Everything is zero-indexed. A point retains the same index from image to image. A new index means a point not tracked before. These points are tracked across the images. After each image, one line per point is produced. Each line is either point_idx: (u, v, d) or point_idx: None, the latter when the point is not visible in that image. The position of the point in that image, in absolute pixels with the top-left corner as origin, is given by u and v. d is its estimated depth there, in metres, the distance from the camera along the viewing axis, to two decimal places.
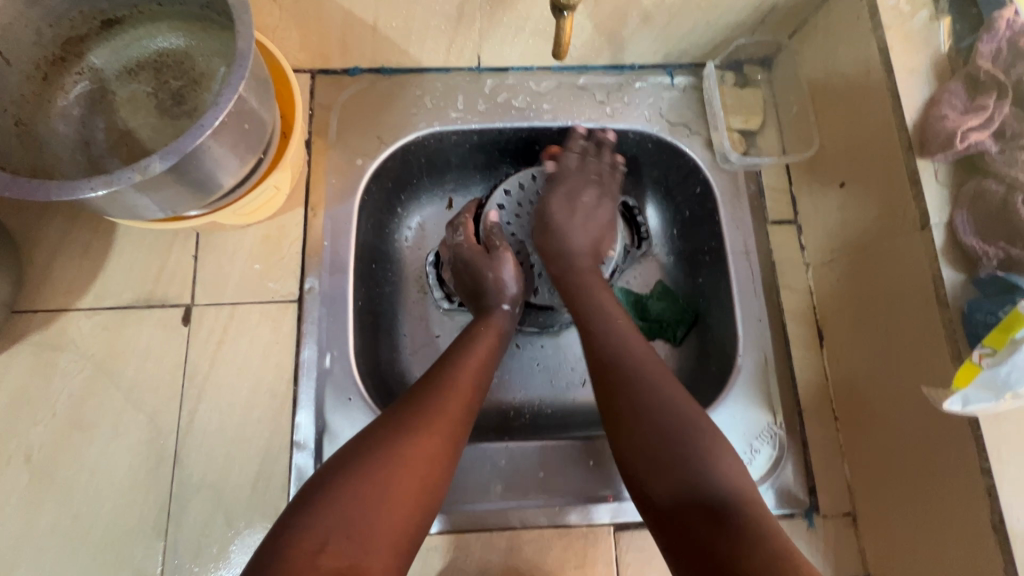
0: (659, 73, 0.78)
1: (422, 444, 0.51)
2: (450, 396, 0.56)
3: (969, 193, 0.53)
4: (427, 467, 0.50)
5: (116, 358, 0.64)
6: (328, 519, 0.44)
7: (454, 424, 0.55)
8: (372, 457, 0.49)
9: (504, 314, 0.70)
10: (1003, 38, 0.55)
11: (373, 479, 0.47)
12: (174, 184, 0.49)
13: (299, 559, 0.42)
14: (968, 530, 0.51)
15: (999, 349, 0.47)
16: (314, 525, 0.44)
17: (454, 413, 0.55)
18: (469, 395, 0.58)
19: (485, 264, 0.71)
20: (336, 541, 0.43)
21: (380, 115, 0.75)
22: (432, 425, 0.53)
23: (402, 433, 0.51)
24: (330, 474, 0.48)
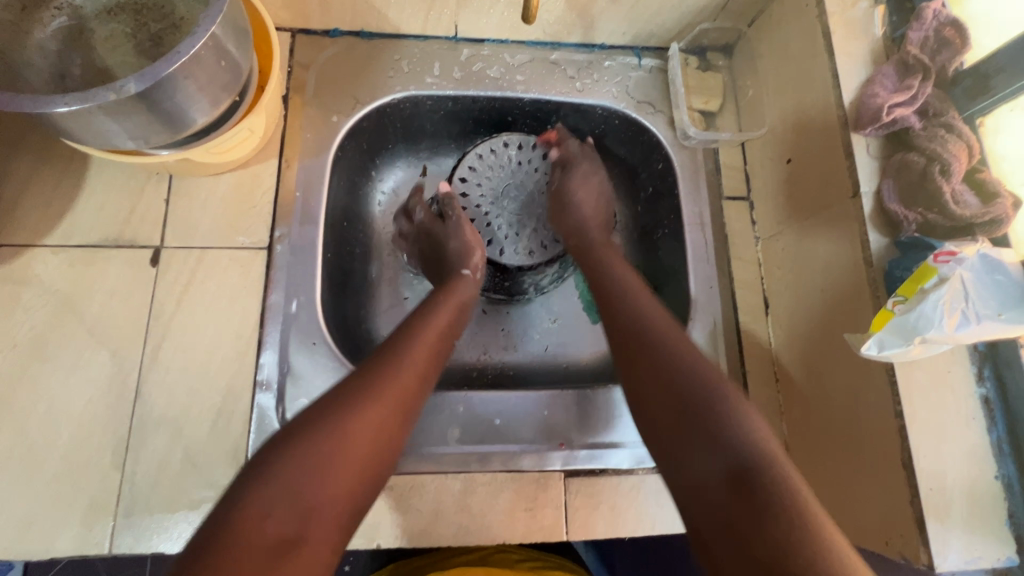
0: (628, 54, 0.83)
1: (374, 414, 0.50)
2: (405, 364, 0.55)
3: (895, 164, 0.58)
4: (381, 435, 0.50)
5: (82, 294, 0.65)
6: (274, 488, 0.44)
7: (409, 391, 0.54)
8: (321, 427, 0.48)
9: (467, 280, 0.69)
10: (930, 27, 0.60)
11: (323, 449, 0.46)
12: (147, 113, 0.51)
13: (248, 525, 0.42)
14: (885, 471, 0.55)
15: (910, 297, 0.50)
16: (259, 491, 0.44)
17: (408, 381, 0.54)
18: (425, 365, 0.57)
19: (443, 233, 0.73)
20: (281, 508, 0.43)
21: (358, 76, 0.77)
22: (385, 394, 0.52)
23: (354, 403, 0.50)
24: (278, 444, 0.47)
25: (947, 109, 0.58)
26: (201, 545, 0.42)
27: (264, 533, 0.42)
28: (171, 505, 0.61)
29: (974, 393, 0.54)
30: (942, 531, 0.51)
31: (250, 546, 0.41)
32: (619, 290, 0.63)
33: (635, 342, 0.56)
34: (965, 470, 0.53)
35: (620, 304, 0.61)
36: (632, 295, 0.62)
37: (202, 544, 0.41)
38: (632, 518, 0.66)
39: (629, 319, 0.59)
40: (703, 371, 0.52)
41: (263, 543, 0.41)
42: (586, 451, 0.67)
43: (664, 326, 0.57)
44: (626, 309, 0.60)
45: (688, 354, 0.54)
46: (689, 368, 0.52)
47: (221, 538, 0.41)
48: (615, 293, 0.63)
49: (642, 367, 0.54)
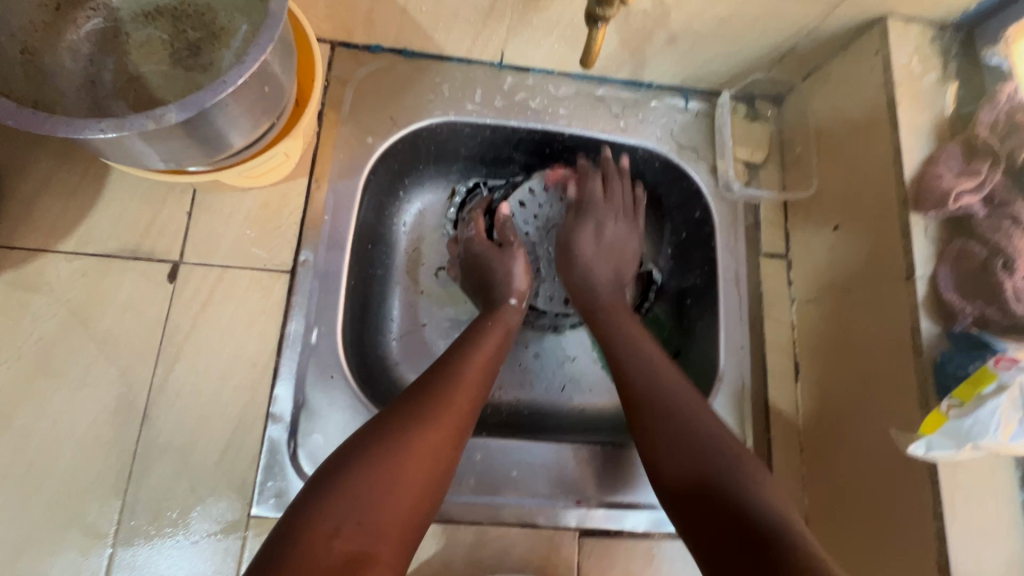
0: (675, 95, 0.80)
1: (433, 434, 0.51)
2: (458, 390, 0.55)
3: (955, 252, 0.56)
4: (437, 458, 0.50)
5: (93, 307, 0.62)
6: (341, 503, 0.44)
7: (461, 424, 0.54)
8: (386, 445, 0.48)
9: (512, 309, 0.68)
10: (1002, 110, 0.57)
11: (387, 464, 0.47)
12: (183, 138, 0.48)
13: (314, 543, 0.42)
14: (915, 571, 0.53)
15: (966, 402, 0.50)
16: (327, 507, 0.44)
17: (462, 404, 0.55)
18: (478, 387, 0.57)
19: (495, 258, 0.71)
20: (348, 526, 0.43)
21: (396, 96, 0.74)
22: (442, 414, 0.53)
23: (413, 421, 0.51)
24: (342, 460, 0.48)
25: (1014, 199, 0.55)
26: (266, 564, 0.41)
27: (331, 552, 0.42)
28: (171, 538, 0.58)
29: (1017, 500, 0.53)
30: None
31: (317, 565, 0.41)
32: (623, 336, 0.64)
33: (645, 413, 0.57)
34: None
35: (626, 356, 0.62)
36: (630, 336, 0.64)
37: (267, 564, 0.41)
38: None
39: (625, 351, 0.63)
40: (689, 407, 0.56)
41: (332, 559, 0.42)
42: (602, 511, 0.65)
43: (668, 371, 0.60)
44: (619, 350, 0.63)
45: (680, 399, 0.57)
46: (702, 435, 0.54)
47: (292, 559, 0.41)
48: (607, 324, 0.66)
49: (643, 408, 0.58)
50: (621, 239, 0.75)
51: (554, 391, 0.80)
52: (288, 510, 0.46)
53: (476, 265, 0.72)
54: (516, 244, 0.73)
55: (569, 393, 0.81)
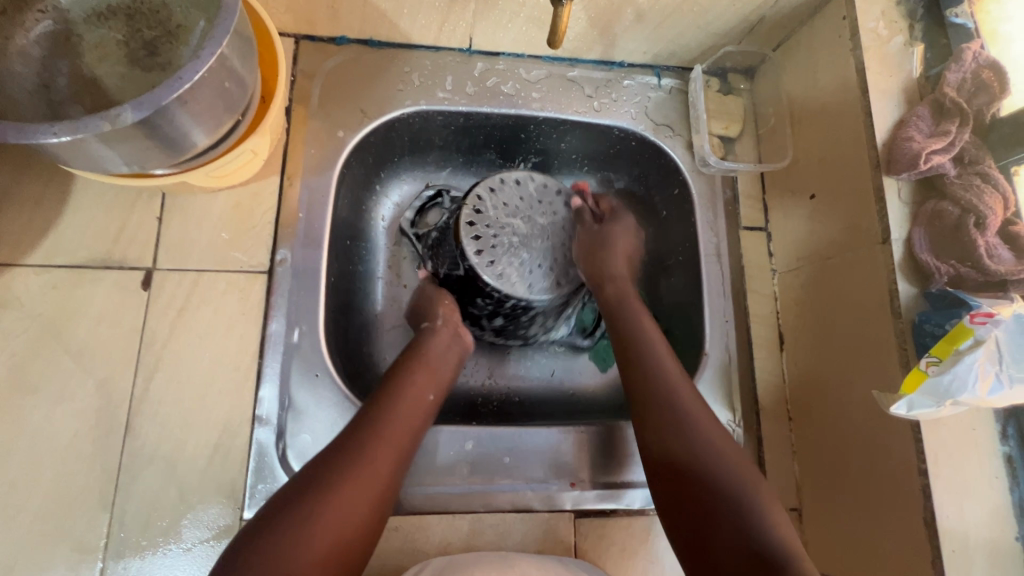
0: (648, 73, 0.80)
1: (350, 492, 0.49)
2: (379, 445, 0.53)
3: (928, 212, 0.56)
4: (356, 519, 0.49)
5: (66, 320, 0.61)
6: (251, 568, 0.43)
7: (385, 480, 0.52)
8: (300, 509, 0.47)
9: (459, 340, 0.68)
10: (969, 68, 0.58)
11: (298, 527, 0.46)
12: (143, 139, 0.47)
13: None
14: (902, 528, 0.54)
15: (944, 359, 0.50)
16: (235, 574, 0.43)
17: (391, 452, 0.54)
18: (406, 436, 0.56)
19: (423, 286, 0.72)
20: None
21: (365, 87, 0.73)
22: (363, 469, 0.51)
23: (331, 479, 0.49)
24: (261, 521, 0.47)
25: (982, 157, 0.56)
26: None
27: None
28: (162, 548, 0.58)
29: (998, 452, 0.54)
30: None
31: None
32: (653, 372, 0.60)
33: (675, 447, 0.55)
34: (988, 531, 0.52)
35: (656, 383, 0.59)
36: (660, 365, 0.61)
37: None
38: (641, 559, 0.65)
39: (648, 370, 0.60)
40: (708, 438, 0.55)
41: None
42: (596, 492, 0.66)
43: (692, 401, 0.58)
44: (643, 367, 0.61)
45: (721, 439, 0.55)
46: (692, 424, 0.56)
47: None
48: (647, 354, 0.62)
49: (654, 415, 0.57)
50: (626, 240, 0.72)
51: (545, 377, 0.80)
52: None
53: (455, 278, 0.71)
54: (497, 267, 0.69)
55: (559, 378, 0.81)
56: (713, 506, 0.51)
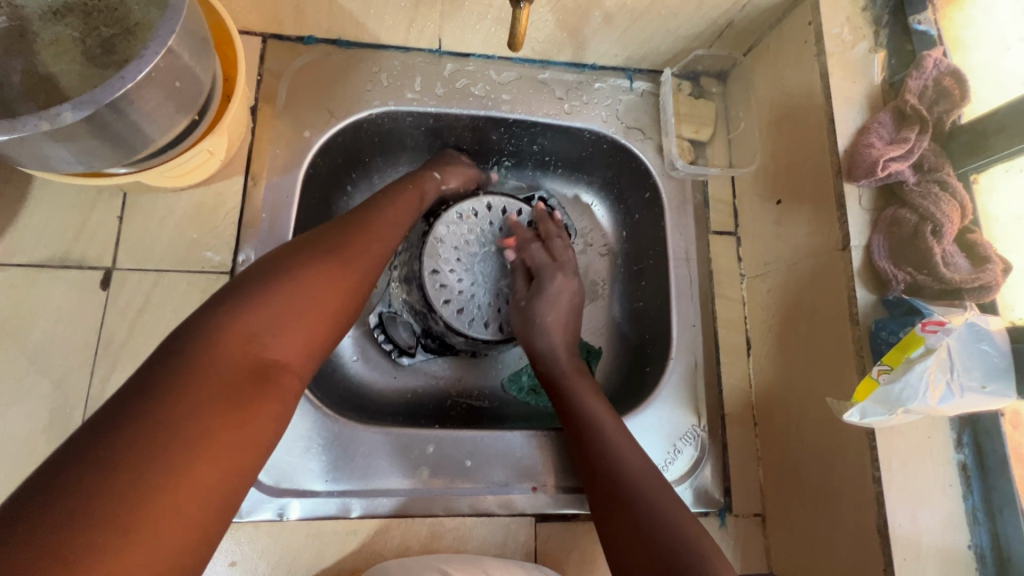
0: (620, 76, 0.80)
1: (337, 267, 0.49)
2: (362, 255, 0.52)
3: (887, 220, 0.56)
4: (347, 280, 0.49)
5: (22, 319, 0.60)
6: (255, 312, 0.42)
7: (373, 268, 0.53)
8: (285, 270, 0.46)
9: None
10: (930, 75, 0.58)
11: (290, 285, 0.45)
12: (91, 139, 0.46)
13: (227, 350, 0.40)
14: (858, 535, 0.54)
15: (895, 367, 0.50)
16: (242, 314, 0.42)
17: (369, 249, 0.53)
18: (386, 240, 0.56)
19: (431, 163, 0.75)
20: (265, 334, 0.42)
21: (333, 87, 0.73)
22: (350, 253, 0.51)
23: (313, 254, 0.48)
24: (241, 283, 0.45)
25: (941, 164, 0.57)
26: (103, 426, 0.34)
27: (248, 355, 0.41)
28: None
29: (952, 459, 0.54)
30: None
31: (221, 373, 0.39)
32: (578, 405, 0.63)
33: (607, 477, 0.57)
34: (940, 538, 0.52)
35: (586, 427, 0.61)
36: (589, 407, 0.63)
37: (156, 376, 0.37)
38: (602, 563, 0.65)
39: (586, 419, 0.62)
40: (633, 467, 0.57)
41: (245, 364, 0.40)
42: (558, 496, 0.66)
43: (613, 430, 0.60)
44: (580, 412, 0.63)
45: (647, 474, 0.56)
46: (615, 454, 0.58)
47: (189, 366, 0.38)
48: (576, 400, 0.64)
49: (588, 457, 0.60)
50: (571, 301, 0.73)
51: (514, 379, 0.80)
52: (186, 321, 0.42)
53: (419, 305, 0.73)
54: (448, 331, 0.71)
55: (529, 382, 0.79)
56: (650, 534, 0.51)
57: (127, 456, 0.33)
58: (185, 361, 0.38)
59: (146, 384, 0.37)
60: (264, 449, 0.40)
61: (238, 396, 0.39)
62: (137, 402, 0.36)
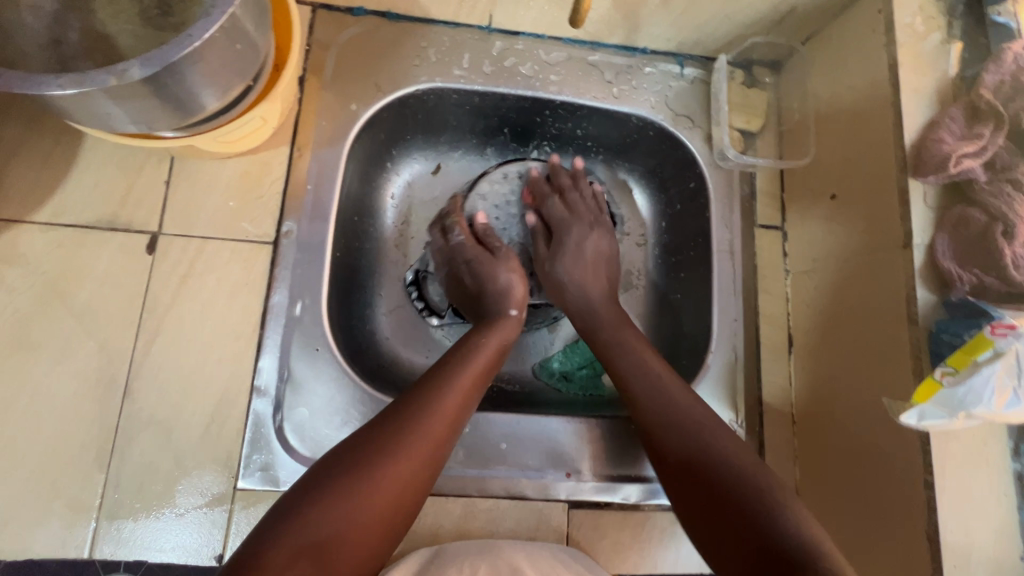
0: (671, 61, 0.78)
1: (424, 448, 0.51)
2: (429, 420, 0.52)
3: (954, 218, 0.54)
4: (419, 468, 0.50)
5: (70, 279, 0.60)
6: (330, 510, 0.45)
7: (454, 412, 0.54)
8: (380, 458, 0.48)
9: (513, 321, 0.65)
10: (1008, 70, 0.56)
11: (370, 478, 0.47)
12: (151, 98, 0.46)
13: (299, 543, 0.43)
14: (904, 541, 0.53)
15: (960, 369, 0.49)
16: (317, 511, 0.45)
17: (435, 434, 0.52)
18: (471, 396, 0.57)
19: (492, 265, 0.68)
20: (312, 555, 0.43)
21: (380, 60, 0.72)
22: (433, 428, 0.52)
23: (405, 436, 0.50)
24: (329, 469, 0.48)
25: (1016, 163, 0.54)
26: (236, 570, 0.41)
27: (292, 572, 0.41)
28: (156, 512, 0.58)
29: (1009, 468, 0.52)
30: None
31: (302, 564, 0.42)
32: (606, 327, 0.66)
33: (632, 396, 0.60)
34: (992, 548, 0.51)
35: (631, 372, 0.61)
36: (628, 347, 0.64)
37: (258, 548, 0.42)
38: (633, 553, 0.64)
39: (633, 368, 0.62)
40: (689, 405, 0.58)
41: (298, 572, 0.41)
42: (593, 483, 0.65)
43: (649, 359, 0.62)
44: (625, 357, 0.63)
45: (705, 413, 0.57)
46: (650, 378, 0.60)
47: (275, 551, 0.42)
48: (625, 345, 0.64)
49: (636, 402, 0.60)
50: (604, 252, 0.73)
51: (546, 365, 0.79)
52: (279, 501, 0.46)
53: (466, 272, 0.68)
54: (506, 249, 0.71)
55: (559, 368, 0.79)
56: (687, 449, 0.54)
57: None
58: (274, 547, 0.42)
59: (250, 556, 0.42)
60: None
61: None
62: (256, 554, 0.42)
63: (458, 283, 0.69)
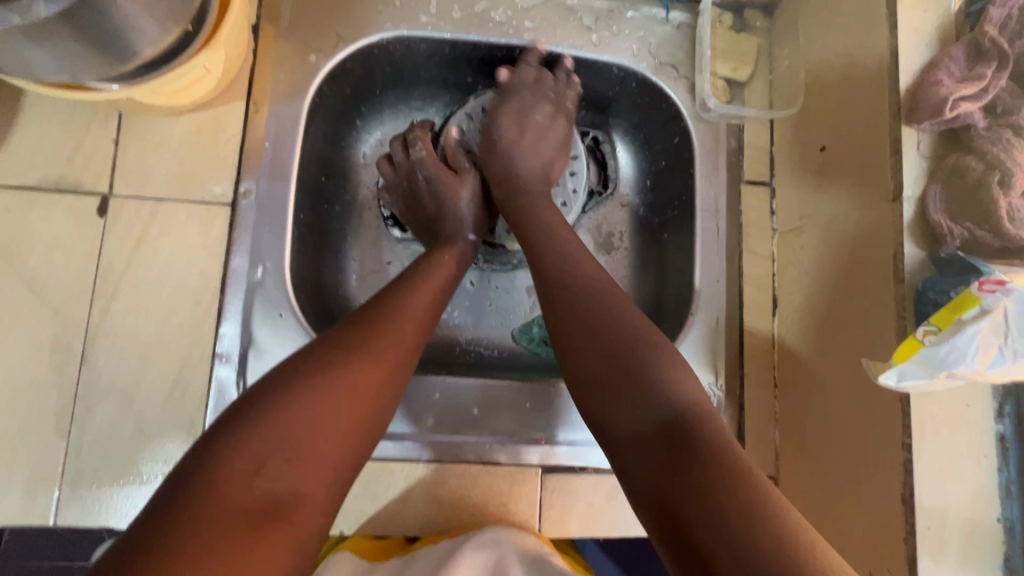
0: (655, 4, 0.72)
1: (371, 372, 0.47)
2: (388, 334, 0.50)
3: (948, 167, 0.51)
4: (384, 378, 0.47)
5: (18, 243, 0.58)
6: (264, 439, 0.40)
7: (418, 324, 0.53)
8: (318, 379, 0.44)
9: (470, 244, 0.64)
10: (1015, 4, 0.51)
11: (308, 405, 0.43)
12: (73, 39, 0.43)
13: (230, 482, 0.38)
14: (879, 504, 0.52)
15: (943, 328, 0.46)
16: (247, 444, 0.40)
17: (402, 345, 0.50)
18: (422, 321, 0.53)
19: (451, 189, 0.65)
20: (273, 466, 0.40)
21: (340, 7, 0.67)
22: (379, 352, 0.48)
23: (342, 361, 0.46)
24: (253, 402, 0.42)
25: (1019, 106, 0.49)
26: (174, 498, 0.37)
27: (251, 493, 0.38)
28: (121, 480, 0.57)
29: (992, 430, 0.50)
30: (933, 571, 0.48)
31: (238, 505, 0.37)
32: (554, 257, 0.56)
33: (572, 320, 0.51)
34: (968, 510, 0.49)
35: (574, 320, 0.50)
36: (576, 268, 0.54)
37: (176, 494, 0.37)
38: (608, 517, 0.64)
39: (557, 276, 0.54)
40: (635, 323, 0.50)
41: (254, 498, 0.38)
42: (566, 448, 0.64)
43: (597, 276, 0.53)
44: (587, 293, 0.52)
45: (648, 342, 0.48)
46: (579, 281, 0.53)
47: (199, 497, 0.37)
48: (573, 269, 0.54)
49: (576, 339, 0.50)
50: (547, 127, 0.68)
51: (525, 331, 0.77)
52: (193, 447, 0.41)
53: (427, 195, 0.66)
54: (471, 171, 0.67)
55: (540, 333, 0.76)
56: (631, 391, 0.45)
57: (217, 510, 0.37)
58: (194, 495, 0.37)
59: (166, 508, 0.37)
60: (316, 495, 0.41)
61: (258, 519, 0.37)
62: (172, 501, 0.37)
63: (418, 204, 0.67)
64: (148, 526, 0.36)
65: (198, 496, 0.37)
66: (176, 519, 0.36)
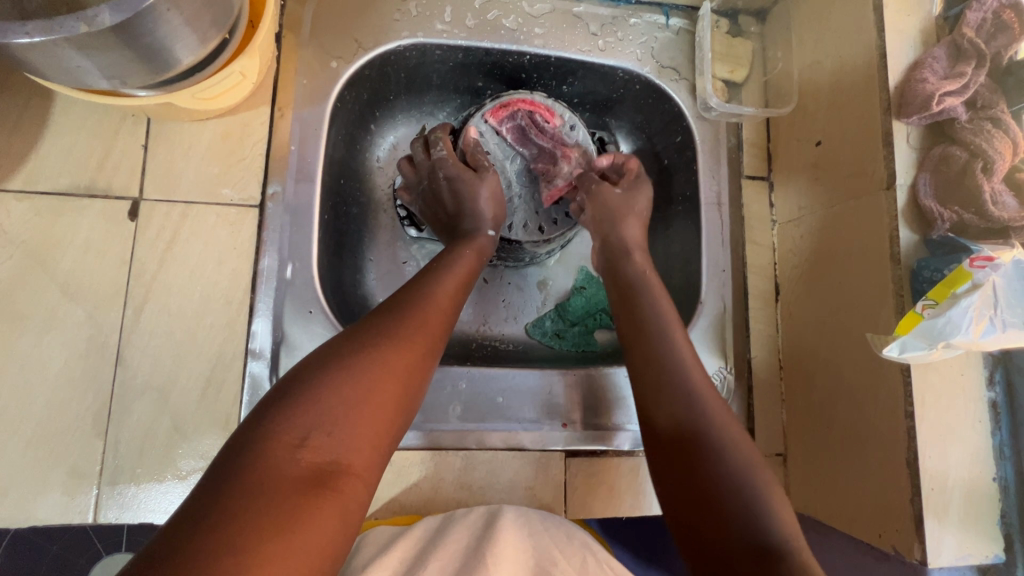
0: (656, 11, 0.77)
1: (402, 353, 0.49)
2: (417, 319, 0.52)
3: (936, 158, 0.55)
4: (415, 360, 0.50)
5: (51, 247, 0.59)
6: (307, 414, 0.42)
7: (443, 310, 0.55)
8: (355, 359, 0.47)
9: (489, 239, 0.66)
10: (990, 8, 0.56)
11: (347, 382, 0.45)
12: (124, 50, 0.45)
13: (279, 453, 0.40)
14: (885, 471, 0.55)
15: (940, 302, 0.50)
16: (292, 418, 0.42)
17: (431, 329, 0.53)
18: (447, 307, 0.56)
19: (473, 185, 0.67)
20: (317, 437, 0.42)
21: (359, 15, 0.70)
22: (409, 334, 0.51)
23: (375, 344, 0.48)
24: (295, 382, 0.45)
25: (996, 101, 0.55)
26: (227, 470, 0.39)
27: (297, 462, 0.40)
28: (158, 476, 0.58)
29: (984, 397, 0.55)
30: (938, 530, 0.52)
31: (286, 473, 0.40)
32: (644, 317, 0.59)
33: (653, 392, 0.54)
34: (967, 472, 0.53)
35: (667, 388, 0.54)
36: (662, 327, 0.58)
37: (229, 465, 0.39)
38: (629, 497, 0.66)
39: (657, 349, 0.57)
40: (731, 432, 0.50)
41: (300, 467, 0.40)
42: (587, 432, 0.67)
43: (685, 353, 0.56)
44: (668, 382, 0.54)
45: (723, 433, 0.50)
46: (682, 379, 0.54)
47: (250, 466, 0.39)
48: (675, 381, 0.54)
49: (665, 425, 0.52)
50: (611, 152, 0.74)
51: (539, 325, 0.80)
52: (242, 425, 0.43)
53: (447, 192, 0.68)
54: (490, 169, 0.70)
55: (552, 327, 0.79)
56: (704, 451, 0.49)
57: (267, 478, 0.39)
58: (246, 465, 0.39)
59: (222, 478, 0.39)
60: (356, 468, 0.43)
61: (304, 485, 0.40)
62: (227, 472, 0.39)
63: (438, 202, 0.69)
64: (204, 495, 0.38)
65: (249, 466, 0.40)
66: (230, 486, 0.38)
